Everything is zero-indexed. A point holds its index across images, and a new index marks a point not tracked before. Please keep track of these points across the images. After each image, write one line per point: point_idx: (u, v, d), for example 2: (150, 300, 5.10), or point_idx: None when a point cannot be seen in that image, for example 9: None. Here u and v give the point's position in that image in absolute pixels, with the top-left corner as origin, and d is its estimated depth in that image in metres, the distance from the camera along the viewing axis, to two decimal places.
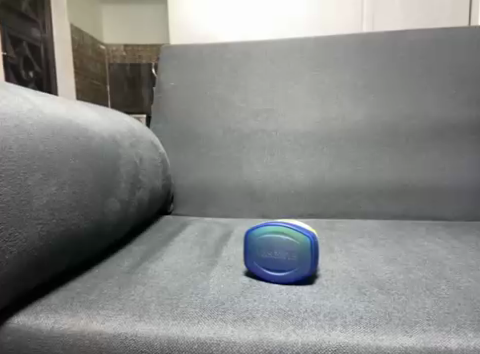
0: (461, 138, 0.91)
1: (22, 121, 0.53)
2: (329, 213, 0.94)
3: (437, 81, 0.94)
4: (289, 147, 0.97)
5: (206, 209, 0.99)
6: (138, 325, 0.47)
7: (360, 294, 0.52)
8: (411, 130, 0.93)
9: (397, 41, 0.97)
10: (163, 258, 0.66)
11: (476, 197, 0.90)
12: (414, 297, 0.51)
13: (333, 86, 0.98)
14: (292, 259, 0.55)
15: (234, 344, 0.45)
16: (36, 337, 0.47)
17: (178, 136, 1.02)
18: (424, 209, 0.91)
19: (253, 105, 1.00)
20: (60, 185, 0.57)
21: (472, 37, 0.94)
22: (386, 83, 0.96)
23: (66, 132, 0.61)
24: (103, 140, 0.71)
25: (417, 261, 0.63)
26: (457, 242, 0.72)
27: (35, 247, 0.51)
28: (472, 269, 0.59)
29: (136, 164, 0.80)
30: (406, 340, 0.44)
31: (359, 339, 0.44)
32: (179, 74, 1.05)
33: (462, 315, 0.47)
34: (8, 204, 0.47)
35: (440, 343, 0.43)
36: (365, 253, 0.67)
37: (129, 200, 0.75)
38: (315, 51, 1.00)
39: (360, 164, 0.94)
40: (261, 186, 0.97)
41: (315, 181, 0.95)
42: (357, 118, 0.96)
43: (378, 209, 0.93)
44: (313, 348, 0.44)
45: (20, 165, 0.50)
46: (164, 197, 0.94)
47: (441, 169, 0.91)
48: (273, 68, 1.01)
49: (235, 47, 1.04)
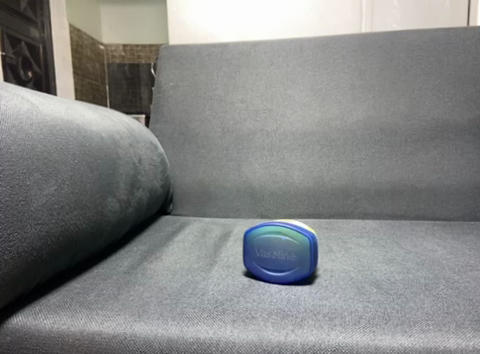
0: (459, 137, 0.92)
1: (21, 120, 0.53)
2: (328, 213, 0.95)
3: (435, 81, 0.94)
4: (288, 147, 0.97)
5: (205, 209, 0.99)
6: (138, 325, 0.47)
7: (359, 294, 0.52)
8: (410, 130, 0.93)
9: (396, 41, 0.97)
10: (163, 258, 0.66)
11: (475, 197, 0.90)
12: (413, 297, 0.51)
13: (332, 86, 0.98)
14: (292, 259, 0.56)
15: (234, 344, 0.45)
16: (35, 337, 0.47)
17: (177, 136, 1.02)
18: (423, 208, 0.91)
19: (252, 105, 1.00)
20: (60, 185, 0.57)
21: (471, 36, 0.94)
22: (385, 82, 0.96)
23: (65, 131, 0.61)
24: (103, 140, 0.71)
25: (417, 261, 0.63)
26: (456, 242, 0.72)
27: (35, 247, 0.51)
28: (471, 269, 0.60)
29: (135, 165, 0.80)
30: (405, 340, 0.44)
31: (358, 339, 0.44)
32: (178, 74, 1.05)
33: (461, 315, 0.47)
34: (7, 204, 0.48)
35: (439, 343, 0.44)
36: (364, 253, 0.67)
37: (129, 200, 0.75)
38: (314, 50, 1.00)
39: (359, 164, 0.94)
40: (260, 186, 0.97)
41: (314, 181, 0.95)
42: (356, 118, 0.96)
43: (378, 209, 0.93)
44: (313, 347, 0.44)
45: (19, 165, 0.51)
46: (163, 197, 0.94)
47: (440, 169, 0.92)
48: (272, 67, 1.01)
49: (234, 47, 1.04)
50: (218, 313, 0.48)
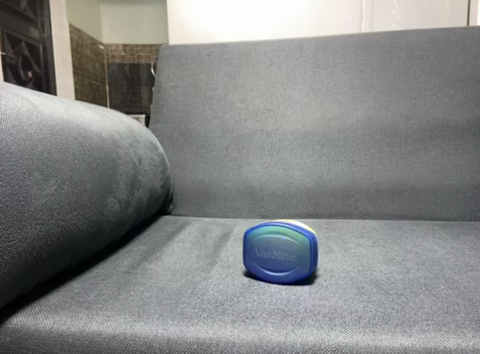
0: (459, 137, 0.92)
1: (21, 120, 0.53)
2: (328, 213, 0.95)
3: (435, 81, 0.94)
4: (288, 147, 0.97)
5: (205, 209, 0.99)
6: (138, 325, 0.47)
7: (359, 294, 0.52)
8: (410, 130, 0.93)
9: (396, 41, 0.97)
10: (163, 258, 0.66)
11: (475, 197, 0.90)
12: (413, 297, 0.51)
13: (332, 86, 0.98)
14: (291, 259, 0.56)
15: (233, 344, 0.45)
16: (35, 337, 0.47)
17: (177, 136, 1.02)
18: (423, 208, 0.91)
19: (253, 105, 1.00)
20: (60, 185, 0.57)
21: (471, 36, 0.94)
22: (385, 83, 0.96)
23: (65, 131, 0.61)
24: (102, 140, 0.71)
25: (417, 260, 0.63)
26: (456, 242, 0.72)
27: (35, 247, 0.51)
28: (471, 269, 0.60)
29: (135, 165, 0.80)
30: (405, 340, 0.44)
31: (358, 339, 0.44)
32: (178, 74, 1.05)
33: (461, 315, 0.47)
34: (7, 204, 0.48)
35: (439, 343, 0.44)
36: (364, 253, 0.67)
37: (128, 199, 0.75)
38: (314, 50, 1.00)
39: (359, 163, 0.94)
40: (260, 186, 0.97)
41: (314, 181, 0.95)
42: (355, 118, 0.96)
43: (378, 209, 0.93)
44: (313, 347, 0.44)
45: (19, 165, 0.51)
46: (163, 197, 0.94)
47: (440, 169, 0.92)
48: (272, 67, 1.01)
49: (234, 47, 1.04)
50: (218, 313, 0.48)
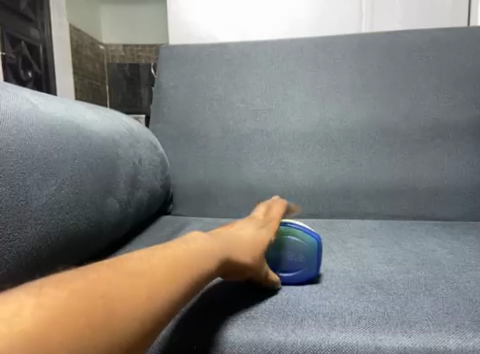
0: (460, 137, 0.92)
1: (21, 120, 0.53)
2: (328, 213, 0.95)
3: (434, 81, 0.94)
4: (288, 147, 0.97)
5: (205, 209, 0.99)
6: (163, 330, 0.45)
7: (359, 294, 0.53)
8: (410, 130, 0.93)
9: (397, 42, 0.97)
10: None
11: (475, 197, 0.90)
12: (413, 297, 0.51)
13: (332, 86, 0.98)
14: (298, 261, 0.56)
15: (234, 344, 0.44)
16: None
17: (177, 136, 1.02)
18: (422, 208, 0.92)
19: (253, 105, 1.00)
20: (59, 185, 0.57)
21: (471, 36, 0.94)
22: (385, 82, 0.96)
23: (65, 131, 0.61)
24: (102, 139, 0.71)
25: (417, 261, 0.63)
26: (456, 242, 0.72)
27: (34, 247, 0.51)
28: (471, 269, 0.60)
29: (135, 165, 0.80)
30: (405, 340, 0.44)
31: (359, 339, 0.44)
32: (178, 74, 1.04)
33: (461, 316, 0.47)
34: (7, 205, 0.46)
35: (439, 343, 0.43)
36: (364, 253, 0.67)
37: (129, 200, 0.76)
38: (314, 50, 1.00)
39: (360, 163, 0.94)
40: (260, 186, 0.97)
41: (314, 181, 0.95)
42: (356, 118, 0.96)
43: (378, 209, 0.93)
44: (313, 348, 0.44)
45: (19, 165, 0.50)
46: (163, 197, 0.94)
47: (440, 169, 0.92)
48: (271, 67, 1.01)
49: (233, 47, 1.04)
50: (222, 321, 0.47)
